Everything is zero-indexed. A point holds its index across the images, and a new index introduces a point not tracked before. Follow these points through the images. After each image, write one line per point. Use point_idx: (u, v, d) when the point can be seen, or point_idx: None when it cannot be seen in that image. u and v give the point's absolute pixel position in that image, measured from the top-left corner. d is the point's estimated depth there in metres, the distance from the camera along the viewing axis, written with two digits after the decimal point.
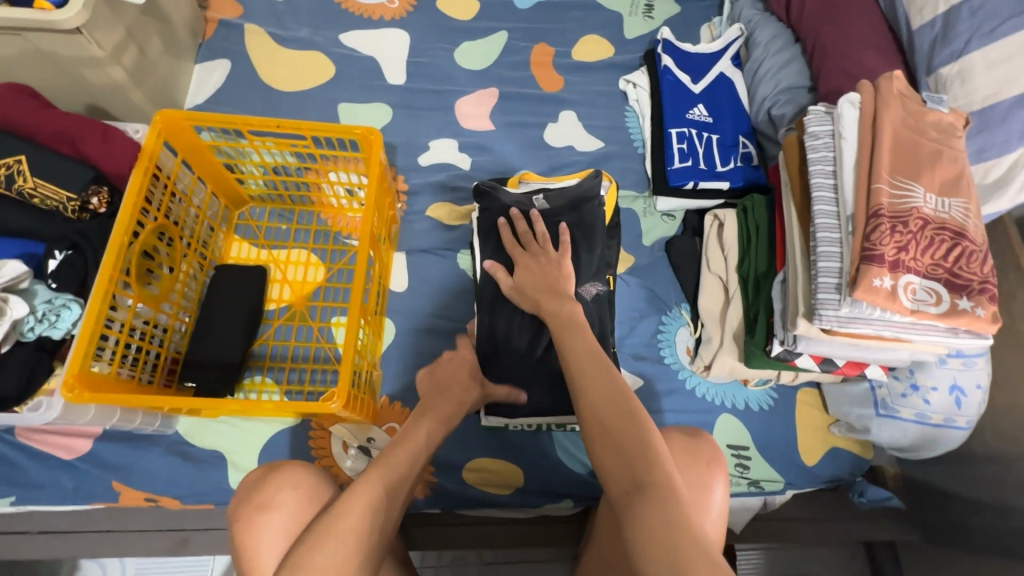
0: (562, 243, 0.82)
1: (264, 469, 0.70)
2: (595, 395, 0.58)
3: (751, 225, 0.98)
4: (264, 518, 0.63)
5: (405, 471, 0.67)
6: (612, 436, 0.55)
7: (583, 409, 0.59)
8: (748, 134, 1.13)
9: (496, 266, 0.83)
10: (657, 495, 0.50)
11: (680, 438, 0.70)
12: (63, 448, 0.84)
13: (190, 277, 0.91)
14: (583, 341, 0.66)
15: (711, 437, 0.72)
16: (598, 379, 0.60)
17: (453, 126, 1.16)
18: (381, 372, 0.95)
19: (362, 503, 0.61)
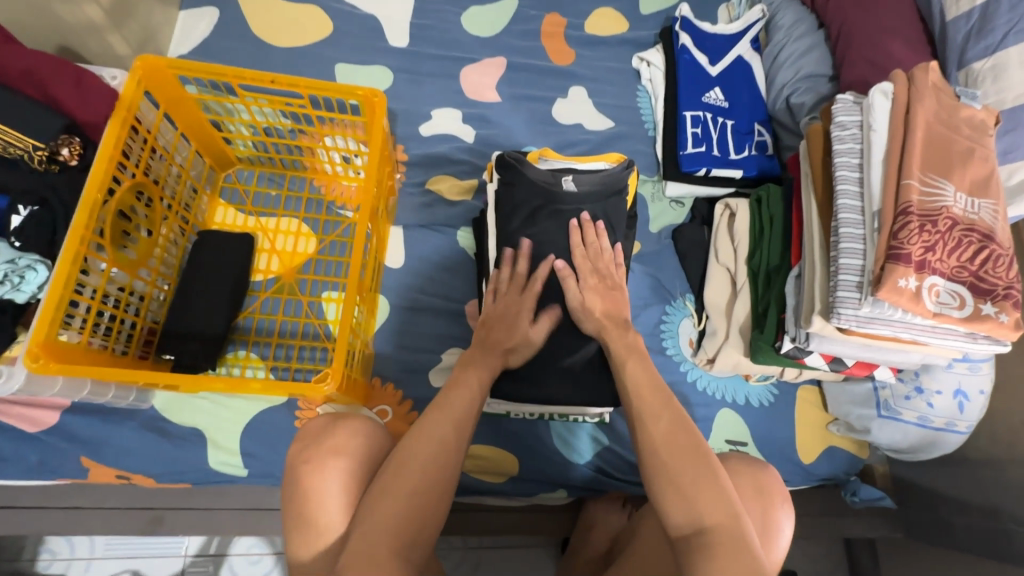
0: (619, 267, 0.82)
1: (330, 416, 0.69)
2: (662, 436, 0.60)
3: (764, 215, 0.95)
4: (333, 463, 0.61)
5: (466, 415, 0.63)
6: (680, 477, 0.57)
7: (647, 444, 0.60)
8: (764, 122, 1.09)
9: (566, 271, 0.77)
10: (723, 542, 0.53)
11: (740, 459, 0.70)
12: (26, 419, 0.78)
13: (170, 242, 0.84)
14: (644, 375, 0.67)
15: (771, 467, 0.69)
16: (659, 419, 0.62)
17: (457, 96, 1.09)
18: (374, 352, 0.90)
19: (430, 445, 0.59)
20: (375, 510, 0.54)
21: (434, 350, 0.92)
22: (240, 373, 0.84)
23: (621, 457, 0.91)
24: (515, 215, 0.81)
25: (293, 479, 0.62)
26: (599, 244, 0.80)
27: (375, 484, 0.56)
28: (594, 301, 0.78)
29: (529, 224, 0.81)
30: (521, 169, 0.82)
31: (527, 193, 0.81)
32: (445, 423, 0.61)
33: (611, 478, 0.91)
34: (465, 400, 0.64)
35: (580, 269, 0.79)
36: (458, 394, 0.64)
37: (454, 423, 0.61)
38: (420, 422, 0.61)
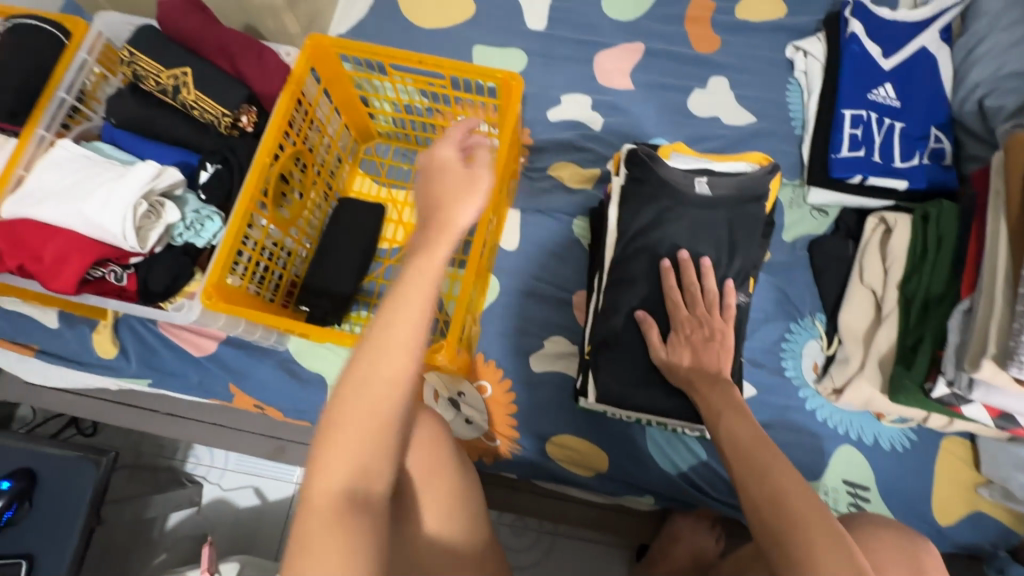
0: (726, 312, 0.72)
1: None
2: (794, 506, 0.51)
3: (931, 235, 0.82)
4: None
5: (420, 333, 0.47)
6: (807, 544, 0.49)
7: (750, 507, 0.53)
8: (944, 126, 0.93)
9: (651, 322, 0.72)
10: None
11: (892, 537, 0.62)
12: (191, 343, 0.92)
13: (316, 206, 0.93)
14: (748, 430, 0.59)
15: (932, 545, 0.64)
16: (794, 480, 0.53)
17: (589, 82, 1.07)
18: (480, 329, 0.93)
19: (363, 385, 0.45)
20: (326, 460, 0.43)
21: (536, 335, 0.93)
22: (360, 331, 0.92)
23: (720, 476, 0.86)
24: (639, 213, 0.76)
25: None
26: (701, 285, 0.72)
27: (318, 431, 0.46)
28: (681, 356, 0.70)
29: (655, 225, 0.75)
30: (653, 164, 0.76)
31: (655, 192, 0.76)
32: (410, 338, 0.47)
33: (705, 495, 0.86)
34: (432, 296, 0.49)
35: (679, 328, 0.71)
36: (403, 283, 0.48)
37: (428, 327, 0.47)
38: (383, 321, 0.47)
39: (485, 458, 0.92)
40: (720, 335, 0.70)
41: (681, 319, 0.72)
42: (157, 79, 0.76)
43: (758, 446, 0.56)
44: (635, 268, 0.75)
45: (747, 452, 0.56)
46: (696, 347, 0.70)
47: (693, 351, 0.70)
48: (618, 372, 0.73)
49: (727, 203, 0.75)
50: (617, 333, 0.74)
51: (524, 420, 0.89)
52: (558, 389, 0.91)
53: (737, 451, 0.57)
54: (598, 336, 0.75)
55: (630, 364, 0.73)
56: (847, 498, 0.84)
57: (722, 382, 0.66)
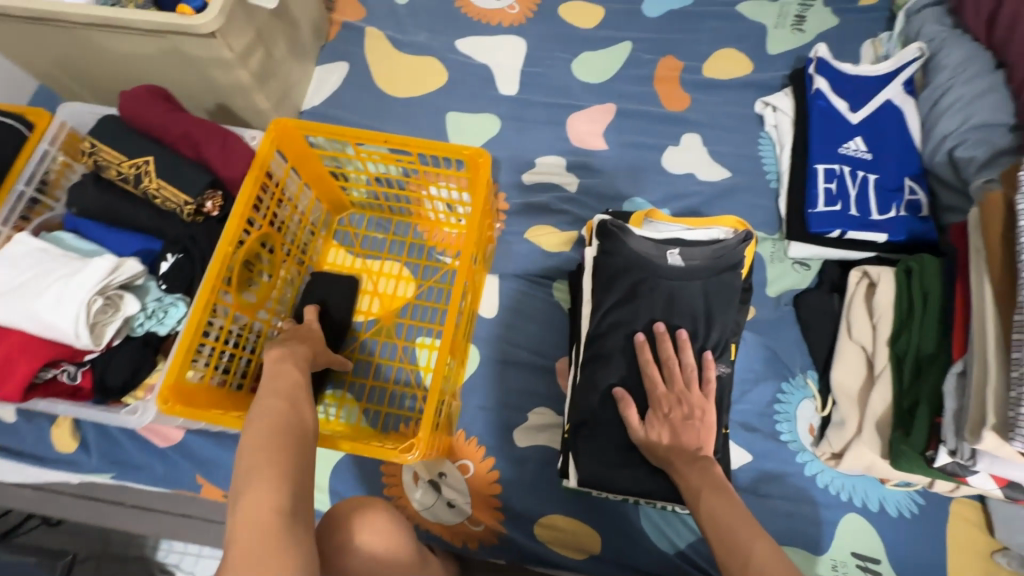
0: (704, 386, 0.69)
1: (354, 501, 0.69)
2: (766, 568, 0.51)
3: (917, 290, 0.79)
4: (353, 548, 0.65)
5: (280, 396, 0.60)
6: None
7: None
8: (917, 176, 0.93)
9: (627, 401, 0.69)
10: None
11: None
12: (156, 434, 0.87)
13: (287, 284, 0.90)
14: (721, 501, 0.59)
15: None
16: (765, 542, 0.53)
17: (563, 143, 1.07)
18: (460, 404, 0.90)
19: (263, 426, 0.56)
20: (247, 509, 0.50)
21: (520, 407, 0.89)
22: (336, 412, 0.88)
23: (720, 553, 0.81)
24: (613, 289, 0.74)
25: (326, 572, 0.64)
26: (678, 358, 0.70)
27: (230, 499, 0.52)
28: (661, 436, 0.67)
29: (628, 301, 0.74)
30: (622, 240, 0.75)
31: (626, 267, 0.74)
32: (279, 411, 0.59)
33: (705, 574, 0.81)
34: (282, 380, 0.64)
35: (657, 405, 0.68)
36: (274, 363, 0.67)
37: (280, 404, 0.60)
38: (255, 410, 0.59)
39: (469, 544, 0.85)
40: (701, 412, 0.68)
41: (659, 396, 0.68)
42: (120, 169, 0.75)
43: (743, 529, 0.55)
44: (610, 345, 0.73)
45: (724, 528, 0.56)
46: (676, 426, 0.67)
47: (672, 431, 0.67)
48: (598, 454, 0.70)
49: (700, 272, 0.73)
50: (597, 414, 0.71)
51: (510, 501, 0.84)
52: (545, 464, 0.86)
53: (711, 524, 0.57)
54: (576, 417, 0.72)
55: (611, 446, 0.70)
56: (857, 573, 0.79)
57: (707, 464, 0.64)
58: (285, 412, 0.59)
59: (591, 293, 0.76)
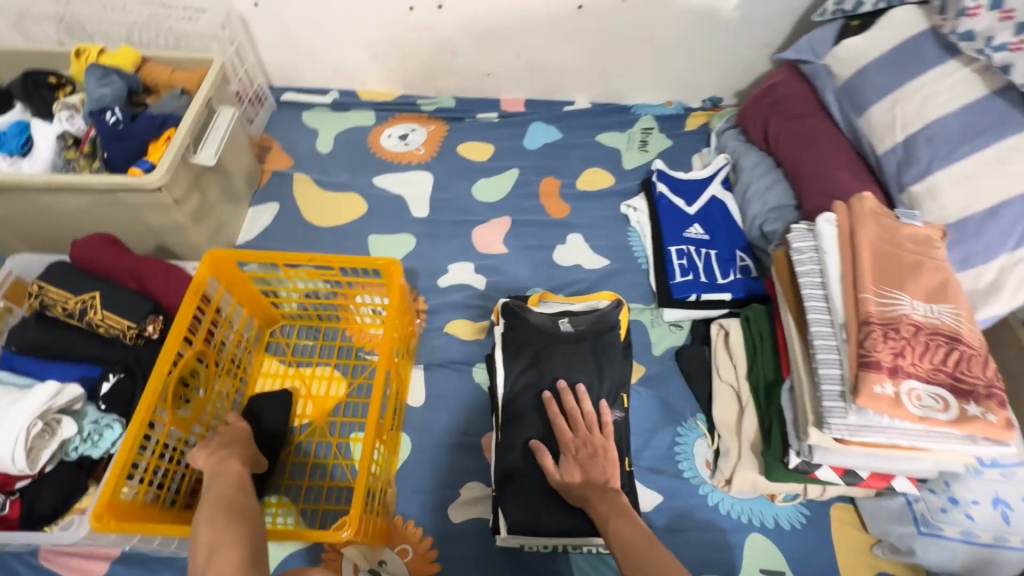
0: (604, 429, 0.82)
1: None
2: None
3: (756, 333, 1.01)
4: None
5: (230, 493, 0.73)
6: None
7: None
8: (744, 248, 1.20)
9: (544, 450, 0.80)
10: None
11: None
12: (79, 571, 0.85)
13: (221, 397, 0.97)
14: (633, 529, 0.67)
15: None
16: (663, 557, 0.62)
17: (471, 251, 1.28)
18: (396, 491, 0.95)
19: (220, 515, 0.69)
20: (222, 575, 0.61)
21: (452, 485, 0.96)
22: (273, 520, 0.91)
23: None
24: (518, 355, 0.88)
25: None
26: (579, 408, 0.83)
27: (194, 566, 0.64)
28: (573, 475, 0.77)
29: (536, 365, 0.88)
30: (523, 316, 0.90)
31: (528, 337, 0.89)
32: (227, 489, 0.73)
33: None
34: (226, 469, 0.77)
35: (567, 450, 0.80)
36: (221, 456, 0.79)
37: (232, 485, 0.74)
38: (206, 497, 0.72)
39: None
40: (604, 451, 0.79)
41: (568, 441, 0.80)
42: (65, 305, 0.83)
43: (641, 542, 0.65)
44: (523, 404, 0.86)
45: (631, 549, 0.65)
46: (583, 464, 0.78)
47: (581, 468, 0.78)
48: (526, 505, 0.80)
49: (587, 334, 0.89)
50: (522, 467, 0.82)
51: None
52: (481, 536, 0.92)
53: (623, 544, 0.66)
54: (500, 472, 0.82)
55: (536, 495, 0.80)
56: None
57: (612, 492, 0.74)
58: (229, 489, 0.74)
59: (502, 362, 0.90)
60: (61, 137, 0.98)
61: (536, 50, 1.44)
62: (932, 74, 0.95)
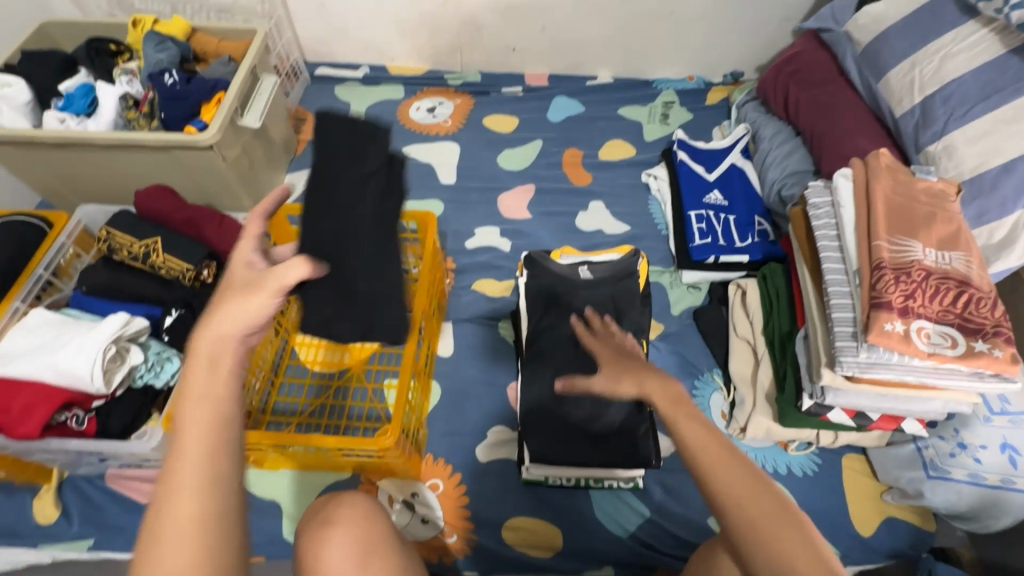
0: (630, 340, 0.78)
1: (326, 496, 0.72)
2: (753, 523, 0.50)
3: (772, 290, 1.05)
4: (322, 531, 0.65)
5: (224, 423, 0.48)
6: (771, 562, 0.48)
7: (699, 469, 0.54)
8: (763, 214, 1.23)
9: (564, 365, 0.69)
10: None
11: None
12: (142, 493, 0.94)
13: (267, 342, 1.04)
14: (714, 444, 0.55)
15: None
16: (755, 488, 0.52)
17: (496, 216, 1.33)
18: (427, 432, 1.02)
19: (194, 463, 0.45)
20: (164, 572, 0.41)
21: (480, 428, 1.02)
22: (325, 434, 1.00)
23: (665, 529, 0.92)
24: (542, 303, 0.95)
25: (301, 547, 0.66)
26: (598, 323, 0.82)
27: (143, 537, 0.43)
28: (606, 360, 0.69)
29: (555, 310, 0.94)
30: (541, 267, 0.98)
31: (551, 285, 0.96)
32: (202, 435, 0.46)
33: (658, 553, 0.91)
34: (212, 394, 0.48)
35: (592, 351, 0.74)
36: (201, 358, 0.50)
37: (208, 427, 0.46)
38: (178, 433, 0.46)
39: (445, 559, 0.92)
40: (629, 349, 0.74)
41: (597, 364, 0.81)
42: (131, 249, 0.91)
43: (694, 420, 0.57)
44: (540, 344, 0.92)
45: (710, 471, 0.53)
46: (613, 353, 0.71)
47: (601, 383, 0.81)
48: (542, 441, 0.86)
49: (603, 282, 0.96)
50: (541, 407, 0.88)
51: (479, 511, 0.94)
52: (506, 473, 0.98)
53: (701, 464, 0.54)
54: (525, 407, 0.89)
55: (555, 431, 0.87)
56: None
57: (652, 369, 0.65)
58: (201, 439, 0.46)
59: (527, 310, 0.97)
60: (123, 98, 1.05)
61: (560, 24, 1.48)
62: (951, 37, 0.97)
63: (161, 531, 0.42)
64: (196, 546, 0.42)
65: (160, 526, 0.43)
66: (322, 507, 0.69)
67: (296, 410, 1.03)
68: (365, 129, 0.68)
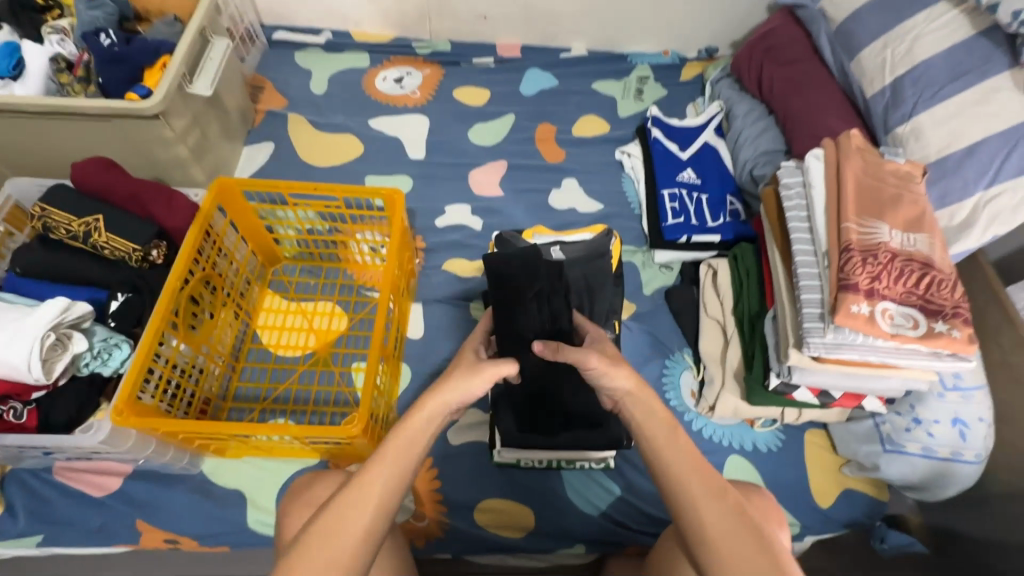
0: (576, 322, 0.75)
1: (312, 474, 0.76)
2: (717, 532, 0.56)
3: (742, 270, 1.05)
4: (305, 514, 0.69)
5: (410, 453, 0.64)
6: (728, 563, 0.55)
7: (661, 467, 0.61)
8: (735, 193, 1.23)
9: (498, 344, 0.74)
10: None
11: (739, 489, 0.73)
12: (95, 485, 0.89)
13: (226, 326, 0.99)
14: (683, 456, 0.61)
15: (764, 492, 0.73)
16: (719, 500, 0.58)
17: (467, 193, 1.29)
18: (397, 415, 1.00)
19: (386, 473, 0.62)
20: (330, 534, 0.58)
21: None
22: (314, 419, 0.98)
23: (636, 507, 0.94)
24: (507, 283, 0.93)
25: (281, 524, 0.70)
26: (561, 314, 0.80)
27: (324, 517, 0.59)
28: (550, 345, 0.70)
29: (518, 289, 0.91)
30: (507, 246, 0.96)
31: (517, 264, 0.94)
32: (393, 470, 0.62)
33: (629, 530, 0.93)
34: (417, 441, 0.64)
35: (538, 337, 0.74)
36: (426, 413, 0.66)
37: (398, 465, 0.63)
38: (383, 455, 0.63)
39: (417, 542, 0.92)
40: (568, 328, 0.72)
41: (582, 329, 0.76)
42: (69, 228, 0.84)
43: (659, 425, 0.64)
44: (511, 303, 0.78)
45: (680, 480, 0.59)
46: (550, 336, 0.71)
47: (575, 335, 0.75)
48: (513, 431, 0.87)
49: (576, 259, 0.94)
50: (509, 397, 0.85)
51: (450, 494, 0.93)
52: (478, 455, 0.97)
53: (673, 476, 0.60)
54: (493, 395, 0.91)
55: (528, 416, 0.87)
56: None
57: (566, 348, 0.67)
58: (389, 467, 0.62)
59: None
60: (54, 59, 0.97)
61: None
62: (922, 18, 0.97)
63: (341, 522, 0.58)
64: (355, 540, 0.58)
65: (341, 520, 0.58)
66: (307, 489, 0.72)
67: (259, 395, 1.00)
68: (523, 259, 0.65)
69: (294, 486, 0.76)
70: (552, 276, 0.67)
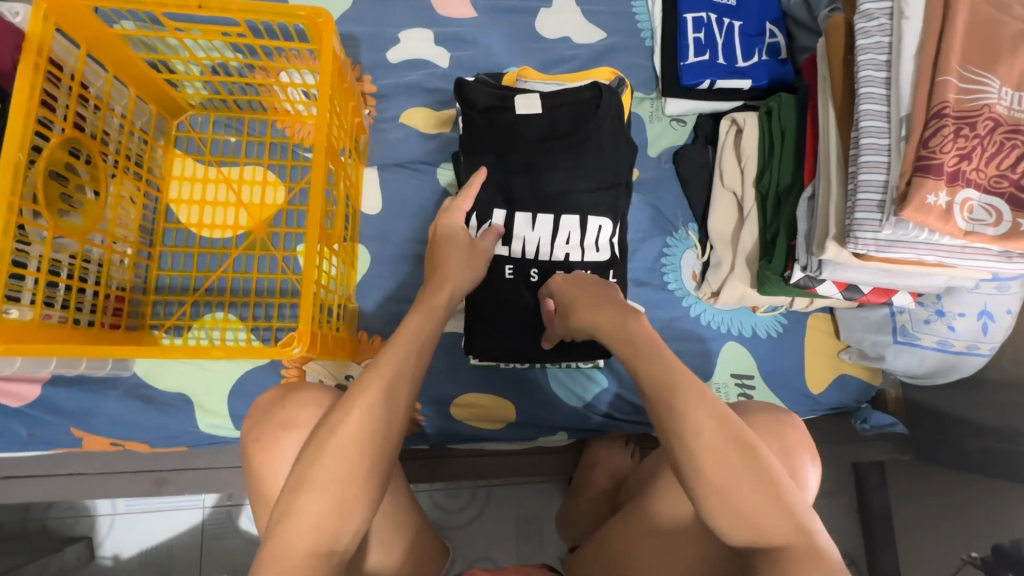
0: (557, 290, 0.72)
1: (280, 390, 0.65)
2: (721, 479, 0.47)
3: (775, 130, 0.85)
4: (284, 438, 0.60)
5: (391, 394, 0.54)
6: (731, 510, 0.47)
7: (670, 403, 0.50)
8: (777, 20, 0.95)
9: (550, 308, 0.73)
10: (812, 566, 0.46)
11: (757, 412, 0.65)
12: (7, 394, 0.76)
13: (123, 201, 0.78)
14: (708, 420, 0.49)
15: (797, 420, 0.65)
16: (726, 440, 0.48)
17: (427, 13, 0.97)
18: (358, 305, 0.86)
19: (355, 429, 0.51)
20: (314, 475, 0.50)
21: None
22: (257, 313, 0.83)
23: (622, 398, 0.89)
24: (466, 147, 0.78)
25: (250, 452, 0.61)
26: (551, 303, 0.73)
27: (309, 446, 0.51)
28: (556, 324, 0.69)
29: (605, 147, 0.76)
30: (474, 98, 0.77)
31: (486, 146, 0.77)
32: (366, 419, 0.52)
33: (612, 419, 0.89)
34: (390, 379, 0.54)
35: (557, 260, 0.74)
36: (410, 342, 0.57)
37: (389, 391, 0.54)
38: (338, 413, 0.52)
39: None
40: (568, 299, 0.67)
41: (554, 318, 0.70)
42: None
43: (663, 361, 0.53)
44: (617, 144, 0.78)
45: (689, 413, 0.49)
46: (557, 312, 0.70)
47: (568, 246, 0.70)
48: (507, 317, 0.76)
49: (565, 134, 0.76)
50: (533, 117, 0.76)
51: (423, 390, 0.86)
52: (453, 349, 0.87)
53: (690, 446, 0.48)
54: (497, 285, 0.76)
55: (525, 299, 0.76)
56: (735, 390, 0.89)
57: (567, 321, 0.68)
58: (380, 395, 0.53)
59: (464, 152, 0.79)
60: None
61: None
62: None
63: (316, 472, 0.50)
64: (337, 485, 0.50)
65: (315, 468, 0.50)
66: (279, 409, 0.62)
67: (187, 286, 0.83)
68: (600, 107, 0.75)
69: (258, 407, 0.65)
70: (575, 139, 0.76)
